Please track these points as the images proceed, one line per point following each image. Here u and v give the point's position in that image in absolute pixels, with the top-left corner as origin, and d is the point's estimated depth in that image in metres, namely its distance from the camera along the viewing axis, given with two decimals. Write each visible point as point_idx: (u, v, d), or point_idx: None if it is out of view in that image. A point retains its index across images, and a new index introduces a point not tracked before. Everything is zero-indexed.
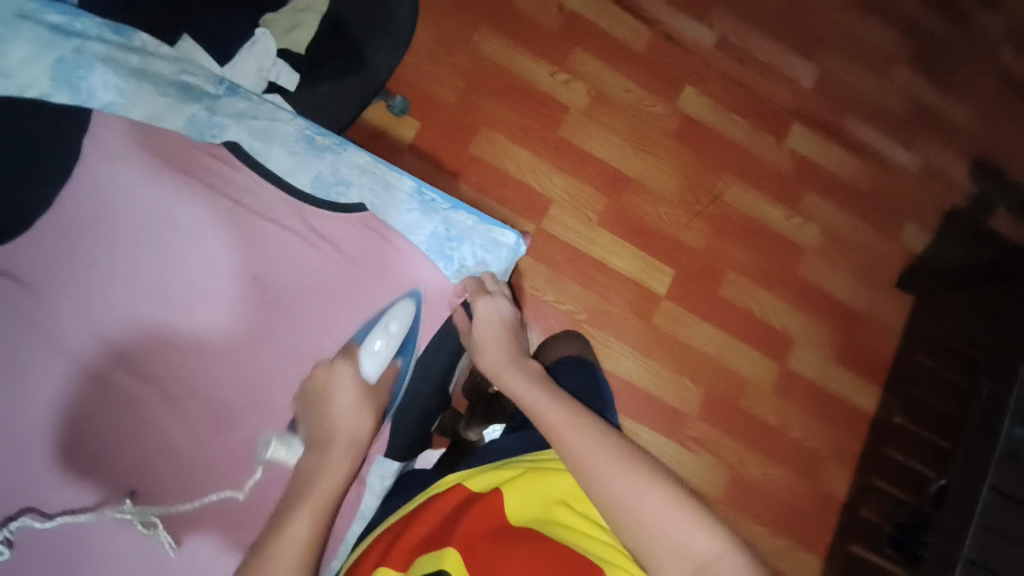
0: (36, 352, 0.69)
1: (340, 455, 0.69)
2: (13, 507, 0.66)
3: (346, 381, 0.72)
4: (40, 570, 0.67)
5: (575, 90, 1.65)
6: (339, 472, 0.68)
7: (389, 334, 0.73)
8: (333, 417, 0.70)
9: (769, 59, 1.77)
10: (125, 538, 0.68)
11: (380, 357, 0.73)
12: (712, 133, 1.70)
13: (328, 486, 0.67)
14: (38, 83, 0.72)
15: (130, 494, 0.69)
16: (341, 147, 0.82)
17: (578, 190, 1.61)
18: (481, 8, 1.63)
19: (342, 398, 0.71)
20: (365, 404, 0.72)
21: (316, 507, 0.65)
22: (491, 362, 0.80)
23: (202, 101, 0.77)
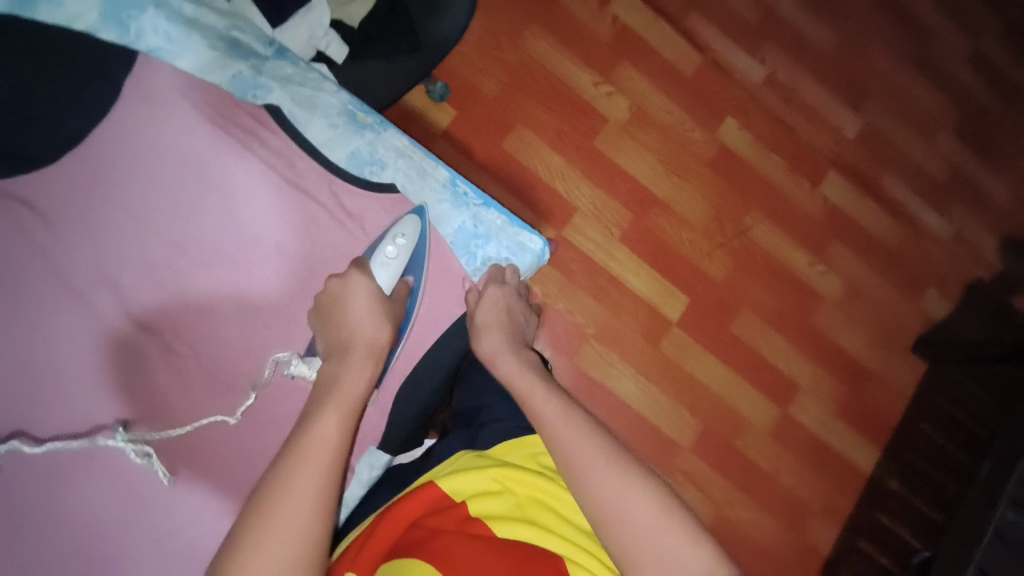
0: (44, 283, 0.67)
1: (364, 356, 0.64)
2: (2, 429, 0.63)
3: (363, 290, 0.69)
4: (13, 507, 0.62)
5: (616, 103, 1.63)
6: (364, 370, 0.63)
7: (398, 244, 0.73)
8: (353, 324, 0.66)
9: (815, 102, 1.75)
10: (116, 467, 0.65)
11: (391, 268, 0.72)
12: (747, 168, 1.68)
13: (355, 382, 0.61)
14: (87, 16, 0.70)
15: (124, 423, 0.65)
16: (381, 127, 0.79)
17: (604, 203, 1.59)
18: (535, 7, 1.62)
19: (359, 305, 0.68)
20: (382, 311, 0.68)
21: (342, 405, 0.59)
22: (485, 341, 0.76)
23: (249, 59, 0.74)
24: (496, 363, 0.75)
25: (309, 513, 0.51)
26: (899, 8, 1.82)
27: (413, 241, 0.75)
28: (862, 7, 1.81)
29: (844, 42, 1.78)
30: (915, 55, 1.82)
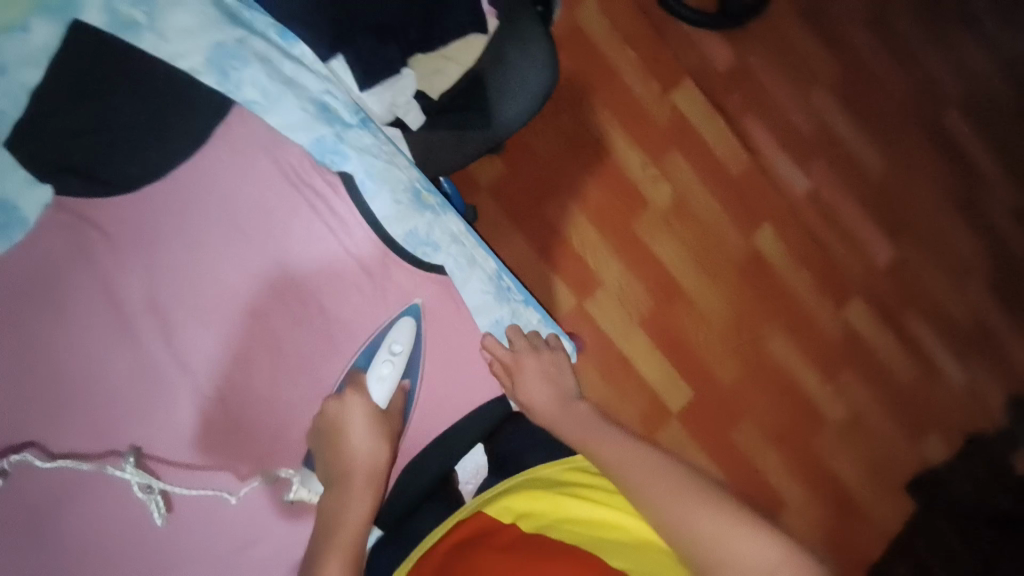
0: (94, 306, 0.70)
1: (362, 488, 0.69)
2: (18, 437, 0.67)
3: (359, 414, 0.71)
4: (26, 506, 0.67)
5: (661, 190, 1.66)
6: (363, 506, 0.67)
7: (393, 355, 0.75)
8: (350, 453, 0.69)
9: (852, 226, 1.77)
10: (119, 497, 0.69)
11: (387, 382, 0.74)
12: (775, 277, 1.70)
13: (354, 520, 0.66)
14: (190, 56, 0.72)
15: (134, 452, 0.69)
16: (442, 210, 0.81)
17: (630, 284, 1.61)
18: (603, 80, 1.64)
19: (356, 431, 0.70)
20: (379, 432, 0.71)
21: (345, 550, 0.64)
22: (532, 405, 0.83)
23: (335, 125, 0.76)
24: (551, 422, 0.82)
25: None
26: (953, 151, 1.85)
27: (408, 345, 0.76)
28: (918, 143, 1.83)
29: (893, 173, 1.81)
30: (960, 200, 1.84)
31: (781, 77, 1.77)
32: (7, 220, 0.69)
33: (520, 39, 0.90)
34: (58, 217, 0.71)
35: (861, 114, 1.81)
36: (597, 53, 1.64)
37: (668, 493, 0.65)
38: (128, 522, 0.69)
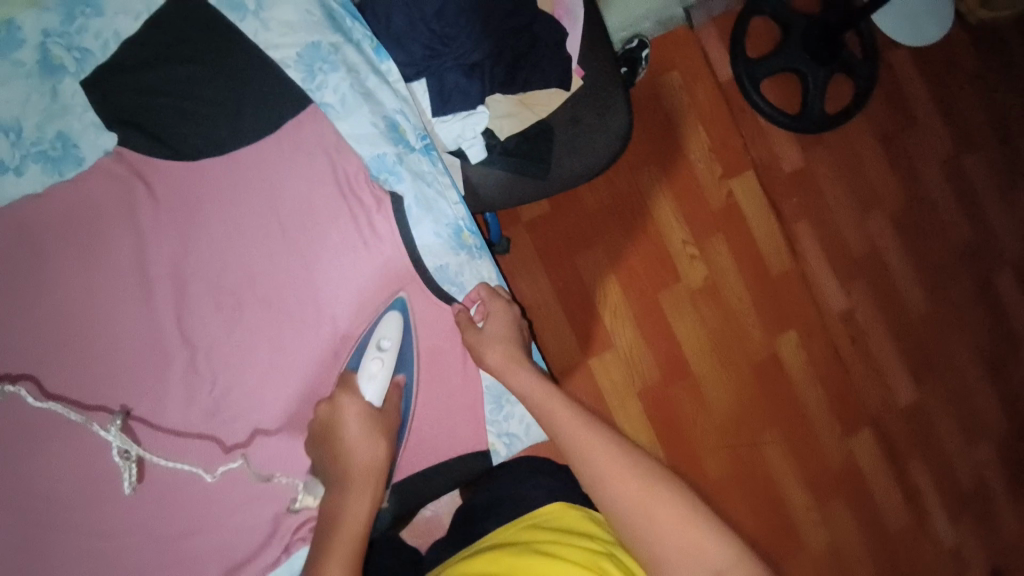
0: (120, 260, 0.70)
1: (361, 485, 0.65)
2: (19, 359, 0.68)
3: (353, 412, 0.70)
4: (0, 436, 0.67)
5: (695, 269, 1.63)
6: (363, 505, 0.64)
7: (382, 351, 0.73)
8: (345, 453, 0.67)
9: (878, 356, 1.73)
10: (99, 451, 0.69)
11: (378, 380, 0.72)
12: (788, 387, 1.66)
13: (354, 518, 0.63)
14: (284, 50, 0.75)
15: (123, 414, 0.70)
16: (478, 253, 0.81)
17: (641, 354, 1.59)
18: (666, 149, 1.65)
19: (350, 429, 0.69)
20: (375, 429, 0.69)
21: (344, 549, 0.61)
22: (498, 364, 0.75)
23: (399, 145, 0.78)
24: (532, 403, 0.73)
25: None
26: (999, 309, 1.80)
27: (397, 339, 0.74)
28: (965, 292, 1.79)
29: (932, 314, 1.77)
30: (995, 359, 1.78)
31: (843, 191, 1.75)
32: (64, 156, 0.70)
33: (597, 109, 0.98)
34: (111, 165, 0.71)
35: (915, 248, 1.77)
36: (670, 124, 1.65)
37: (679, 551, 0.61)
38: (97, 473, 0.69)
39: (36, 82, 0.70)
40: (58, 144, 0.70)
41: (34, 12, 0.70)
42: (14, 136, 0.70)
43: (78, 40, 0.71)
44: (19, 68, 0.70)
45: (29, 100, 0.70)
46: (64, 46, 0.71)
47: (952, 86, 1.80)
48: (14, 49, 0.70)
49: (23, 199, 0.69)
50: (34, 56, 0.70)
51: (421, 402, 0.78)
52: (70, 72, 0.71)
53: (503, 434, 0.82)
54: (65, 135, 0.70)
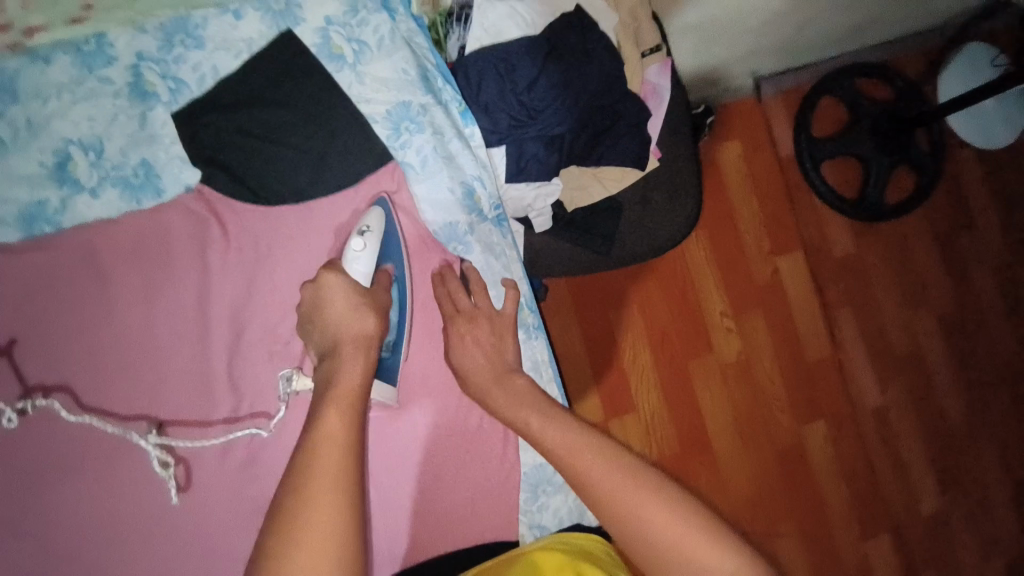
0: (183, 298, 0.69)
1: (353, 352, 0.61)
2: (62, 378, 0.67)
3: (334, 286, 0.66)
4: (21, 458, 0.65)
5: (730, 343, 1.57)
6: (357, 364, 0.60)
7: (365, 234, 0.70)
8: (333, 324, 0.63)
9: (908, 459, 1.66)
10: (132, 470, 0.67)
11: (363, 260, 0.69)
12: (810, 474, 1.59)
13: (347, 381, 0.58)
14: (375, 105, 0.75)
15: (159, 426, 0.68)
16: (534, 332, 0.80)
17: (663, 422, 1.52)
18: (717, 217, 1.58)
19: (335, 303, 0.65)
20: (361, 303, 0.65)
21: (343, 407, 0.55)
22: (567, 466, 0.61)
23: (472, 214, 0.78)
24: (612, 504, 0.57)
25: (333, 515, 0.46)
26: None
27: (379, 227, 0.72)
28: (1003, 406, 1.72)
29: (966, 423, 1.69)
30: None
31: (891, 283, 1.68)
32: (144, 185, 0.70)
33: (668, 191, 0.96)
34: (192, 202, 0.71)
35: (959, 351, 1.70)
36: (723, 192, 1.58)
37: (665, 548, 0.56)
38: (114, 512, 0.67)
39: (123, 104, 0.69)
40: (141, 172, 0.70)
41: (129, 31, 0.69)
42: (94, 155, 0.68)
43: (172, 70, 0.70)
44: (108, 86, 0.68)
45: (117, 121, 0.69)
46: (159, 74, 0.70)
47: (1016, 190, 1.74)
48: (104, 66, 0.68)
49: (96, 221, 0.69)
50: (125, 77, 0.69)
51: (452, 480, 0.75)
52: (162, 100, 0.70)
53: (534, 526, 0.77)
54: (149, 164, 0.70)
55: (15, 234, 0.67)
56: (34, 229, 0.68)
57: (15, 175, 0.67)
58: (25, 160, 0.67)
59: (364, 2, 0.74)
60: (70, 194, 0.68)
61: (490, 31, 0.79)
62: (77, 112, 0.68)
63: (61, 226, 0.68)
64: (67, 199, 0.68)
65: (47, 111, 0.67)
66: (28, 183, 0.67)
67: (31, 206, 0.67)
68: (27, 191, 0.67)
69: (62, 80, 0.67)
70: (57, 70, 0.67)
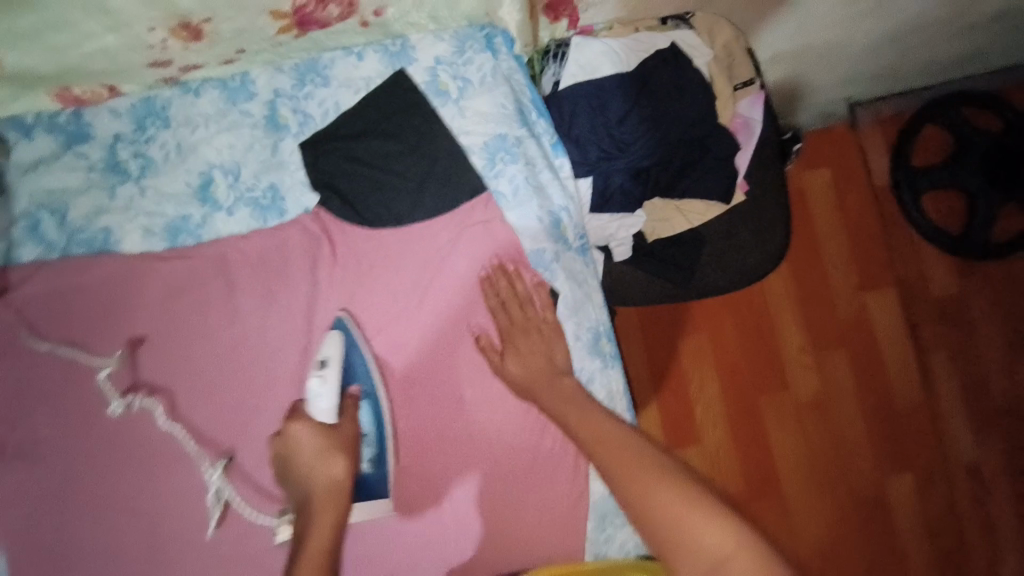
0: (295, 308, 0.78)
1: (321, 505, 0.62)
2: (194, 372, 0.77)
3: (301, 434, 0.67)
4: (131, 444, 0.75)
5: (807, 380, 1.48)
6: (330, 516, 0.61)
7: (322, 371, 0.71)
8: (305, 475, 0.64)
9: (1009, 527, 1.45)
10: (193, 484, 0.75)
11: (324, 397, 0.69)
12: (892, 530, 1.45)
13: (317, 536, 0.59)
14: (474, 137, 0.80)
15: (224, 459, 0.75)
16: (612, 362, 0.82)
17: (729, 455, 1.45)
18: (801, 246, 1.50)
19: (305, 451, 0.66)
20: (330, 448, 0.66)
21: (315, 560, 0.56)
22: (628, 493, 0.59)
23: (559, 243, 0.81)
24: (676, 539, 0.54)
25: None
26: None
27: (336, 355, 0.73)
28: None
29: None
30: None
31: (997, 328, 1.51)
32: (271, 206, 0.79)
33: (752, 228, 0.96)
34: (308, 221, 0.79)
35: None
36: (808, 222, 1.50)
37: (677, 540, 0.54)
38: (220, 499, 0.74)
39: (259, 134, 0.78)
40: (269, 194, 0.79)
41: (268, 70, 0.79)
42: (232, 179, 0.78)
43: (302, 105, 0.79)
44: (247, 118, 0.78)
45: (253, 149, 0.78)
46: (291, 108, 0.79)
47: None
48: (245, 100, 0.78)
49: (228, 236, 0.78)
50: (263, 110, 0.79)
51: (521, 500, 0.78)
52: (291, 131, 0.79)
53: (600, 555, 0.80)
54: (276, 188, 0.79)
55: (160, 244, 0.78)
56: (178, 240, 0.78)
57: (165, 193, 0.78)
58: (173, 179, 0.78)
59: (471, 42, 0.80)
60: (211, 212, 0.78)
61: (585, 68, 0.83)
62: (220, 140, 0.78)
63: (200, 239, 0.78)
64: (207, 215, 0.78)
65: (194, 138, 0.78)
66: (175, 201, 0.78)
67: (178, 220, 0.78)
68: (175, 208, 0.78)
69: (210, 111, 0.78)
70: (207, 102, 0.78)
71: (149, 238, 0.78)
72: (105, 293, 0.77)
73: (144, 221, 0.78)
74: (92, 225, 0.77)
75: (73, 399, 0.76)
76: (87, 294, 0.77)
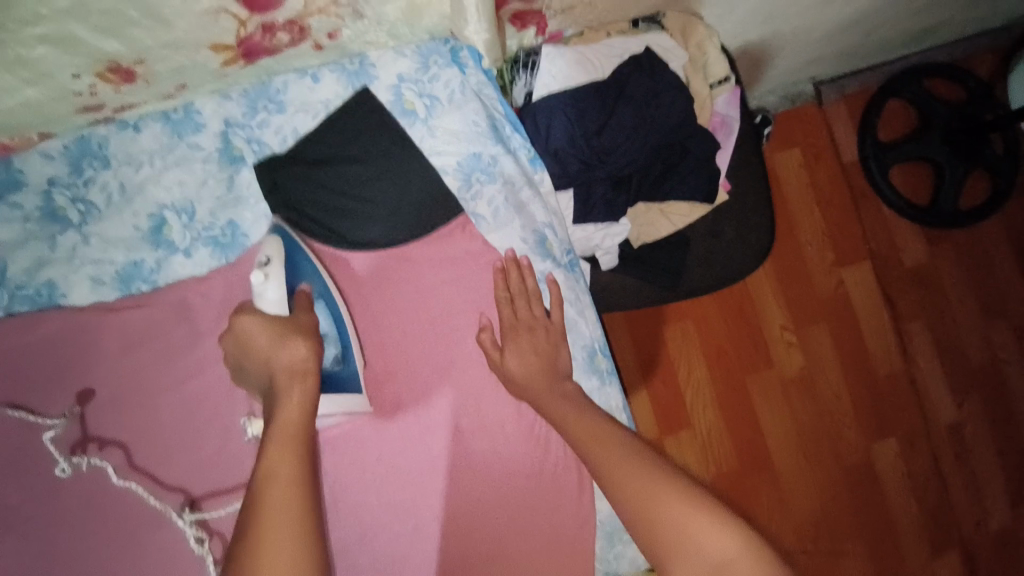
0: None
1: (285, 384, 0.58)
2: (167, 425, 0.72)
3: (253, 326, 0.62)
4: (84, 511, 0.70)
5: (791, 358, 1.42)
6: (298, 399, 0.57)
7: (261, 262, 0.65)
8: (266, 360, 0.60)
9: (985, 480, 1.47)
10: (159, 551, 0.70)
11: (270, 294, 0.63)
12: (880, 498, 1.43)
13: (286, 421, 0.55)
14: (448, 158, 0.77)
15: (189, 503, 0.71)
16: (607, 378, 0.80)
17: (721, 437, 1.39)
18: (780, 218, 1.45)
19: (257, 338, 0.61)
20: (286, 331, 0.61)
21: (285, 441, 0.53)
22: (637, 511, 0.55)
23: (545, 261, 0.78)
24: (701, 558, 0.49)
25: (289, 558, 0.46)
26: None
27: (276, 244, 0.67)
28: None
29: None
30: None
31: (966, 291, 1.49)
32: (232, 244, 0.74)
33: (739, 226, 0.94)
34: None
35: None
36: (778, 193, 1.44)
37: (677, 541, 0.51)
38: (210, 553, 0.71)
39: (212, 168, 0.73)
40: (228, 232, 0.74)
41: (215, 98, 0.73)
42: (186, 218, 0.73)
43: (257, 134, 0.74)
44: (196, 151, 0.73)
45: (206, 184, 0.73)
46: (244, 138, 0.74)
47: None
48: (193, 133, 0.73)
49: (188, 279, 0.74)
50: (214, 143, 0.73)
51: (525, 525, 0.76)
52: (247, 162, 0.74)
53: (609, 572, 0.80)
54: (236, 225, 0.74)
55: (112, 294, 0.73)
56: (132, 288, 0.74)
57: (113, 239, 0.72)
58: (120, 225, 0.72)
59: (436, 57, 0.75)
60: (165, 254, 0.73)
61: (558, 77, 0.79)
62: (169, 177, 0.73)
63: (155, 284, 0.74)
64: (161, 259, 0.73)
65: (140, 177, 0.72)
66: (125, 246, 0.73)
67: (130, 267, 0.73)
68: (124, 254, 0.73)
69: (154, 146, 0.72)
70: (150, 137, 0.72)
71: (99, 287, 0.73)
72: (61, 353, 0.72)
73: (93, 270, 0.73)
74: (34, 280, 0.72)
75: (37, 473, 0.70)
76: (39, 356, 0.71)
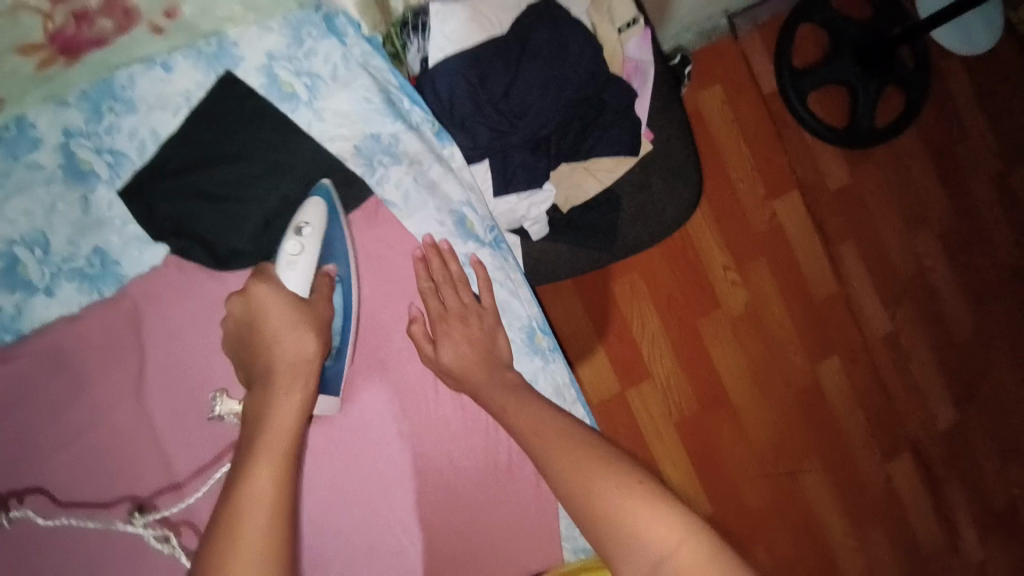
0: (178, 382, 0.66)
1: (288, 379, 0.55)
2: (72, 482, 0.64)
3: (271, 298, 0.59)
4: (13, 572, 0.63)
5: (735, 295, 1.44)
6: (297, 394, 0.55)
7: (299, 235, 0.61)
8: (273, 341, 0.57)
9: (923, 381, 1.56)
10: None
11: (302, 266, 0.61)
12: (831, 413, 1.50)
13: (283, 421, 0.53)
14: (343, 142, 0.69)
15: (138, 507, 0.64)
16: (551, 355, 0.76)
17: (678, 382, 1.40)
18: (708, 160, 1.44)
19: (274, 314, 0.58)
20: (298, 317, 0.58)
21: (276, 451, 0.51)
22: (577, 498, 0.56)
23: (467, 242, 0.72)
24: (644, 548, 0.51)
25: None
26: None
27: (320, 225, 0.63)
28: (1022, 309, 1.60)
29: (979, 333, 1.58)
30: None
31: (890, 206, 1.54)
32: (102, 273, 0.65)
33: (668, 173, 0.89)
34: (168, 277, 0.66)
35: (962, 261, 1.57)
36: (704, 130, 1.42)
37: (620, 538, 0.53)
38: None
39: (60, 189, 0.64)
40: (95, 261, 0.65)
41: (50, 107, 0.64)
42: (41, 252, 0.64)
43: (106, 142, 0.65)
44: (38, 172, 0.64)
45: (56, 210, 0.64)
46: (92, 148, 0.65)
47: (1013, 95, 1.57)
48: (31, 151, 0.64)
49: (59, 320, 0.65)
50: (56, 159, 0.64)
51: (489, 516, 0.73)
52: (102, 178, 0.65)
53: (578, 548, 0.76)
54: (103, 252, 0.65)
55: None
56: None
57: None
58: None
59: (309, 28, 0.68)
60: (24, 297, 0.64)
61: (453, 38, 0.72)
62: (12, 207, 0.63)
63: (19, 333, 0.64)
64: (21, 303, 0.64)
65: None
66: None
67: None
68: None
69: None
70: None
71: None
72: None
73: None
74: None
75: None
76: None
